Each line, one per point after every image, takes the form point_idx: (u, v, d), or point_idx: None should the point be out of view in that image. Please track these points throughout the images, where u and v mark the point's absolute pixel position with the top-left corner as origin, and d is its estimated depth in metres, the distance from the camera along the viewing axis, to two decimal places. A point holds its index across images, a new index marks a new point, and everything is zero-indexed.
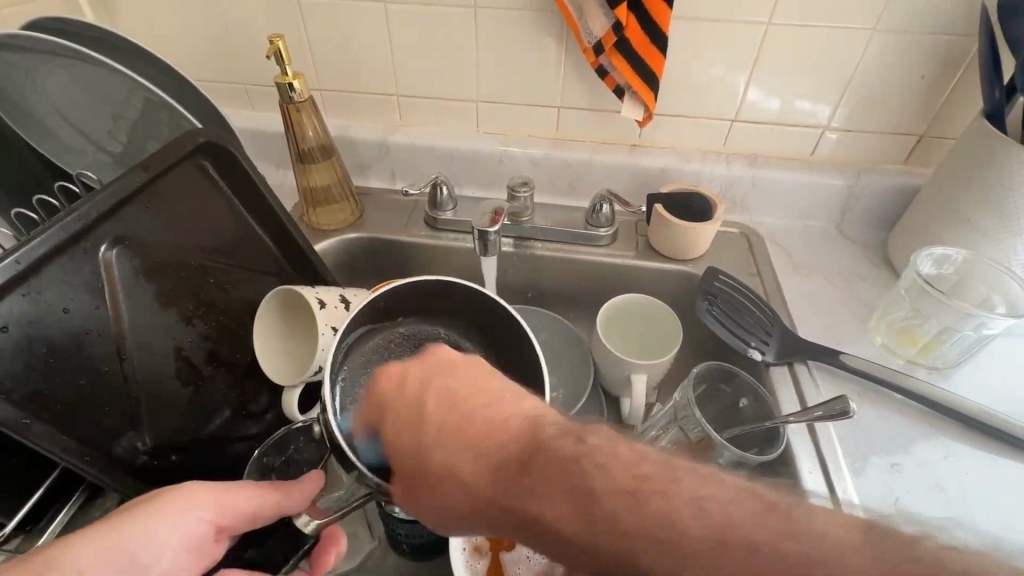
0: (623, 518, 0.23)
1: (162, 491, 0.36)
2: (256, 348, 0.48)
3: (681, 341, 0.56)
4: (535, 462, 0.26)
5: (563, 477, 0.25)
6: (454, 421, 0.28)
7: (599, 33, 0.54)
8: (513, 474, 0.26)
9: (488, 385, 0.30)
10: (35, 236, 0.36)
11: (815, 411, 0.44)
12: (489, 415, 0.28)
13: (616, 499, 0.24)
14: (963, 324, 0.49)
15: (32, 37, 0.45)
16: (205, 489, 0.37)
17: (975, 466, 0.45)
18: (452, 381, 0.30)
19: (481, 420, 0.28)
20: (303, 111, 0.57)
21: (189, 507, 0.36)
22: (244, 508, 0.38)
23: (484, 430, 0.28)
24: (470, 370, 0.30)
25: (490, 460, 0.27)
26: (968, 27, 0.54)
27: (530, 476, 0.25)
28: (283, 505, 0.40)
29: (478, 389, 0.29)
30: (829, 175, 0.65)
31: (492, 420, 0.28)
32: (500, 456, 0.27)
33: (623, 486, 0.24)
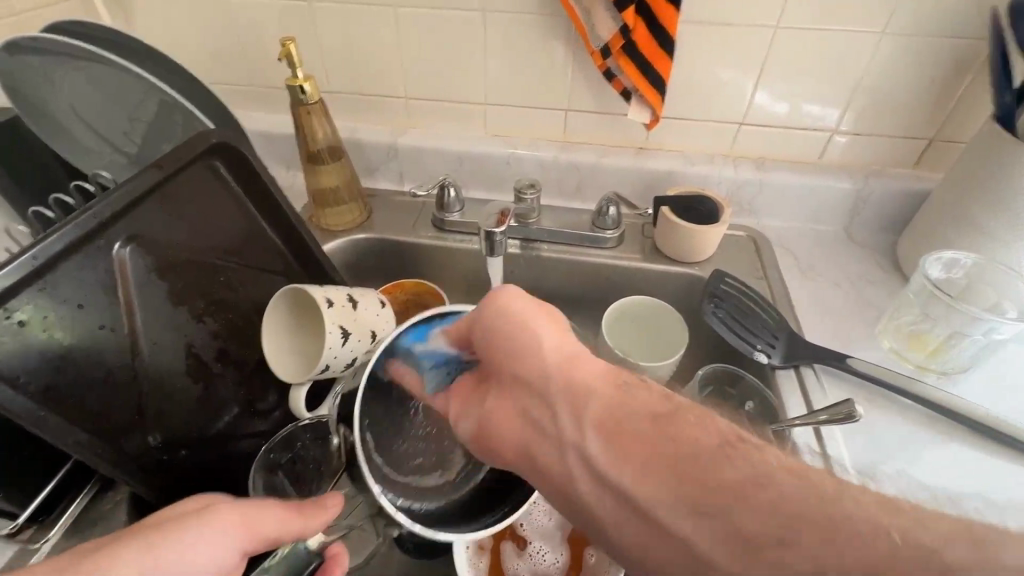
0: (616, 422, 0.30)
1: (196, 505, 0.36)
2: (265, 346, 0.49)
3: (682, 323, 0.58)
4: (576, 373, 0.31)
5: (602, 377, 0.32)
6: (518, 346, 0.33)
7: (606, 37, 0.54)
8: (564, 390, 0.31)
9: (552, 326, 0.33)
10: (51, 233, 0.37)
11: (819, 415, 0.44)
12: (550, 345, 0.32)
13: (635, 418, 0.30)
14: (971, 329, 0.48)
15: (53, 41, 0.46)
16: (230, 507, 0.36)
17: (983, 472, 0.45)
18: (513, 308, 0.34)
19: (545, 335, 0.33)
20: (314, 114, 0.58)
21: (217, 526, 0.35)
22: (271, 529, 0.37)
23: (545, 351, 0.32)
24: (529, 309, 0.34)
25: (541, 387, 0.32)
26: (978, 30, 0.54)
27: (579, 386, 0.31)
28: (305, 528, 0.38)
29: (540, 317, 0.34)
30: (838, 179, 0.65)
31: (549, 352, 0.32)
32: (553, 368, 0.32)
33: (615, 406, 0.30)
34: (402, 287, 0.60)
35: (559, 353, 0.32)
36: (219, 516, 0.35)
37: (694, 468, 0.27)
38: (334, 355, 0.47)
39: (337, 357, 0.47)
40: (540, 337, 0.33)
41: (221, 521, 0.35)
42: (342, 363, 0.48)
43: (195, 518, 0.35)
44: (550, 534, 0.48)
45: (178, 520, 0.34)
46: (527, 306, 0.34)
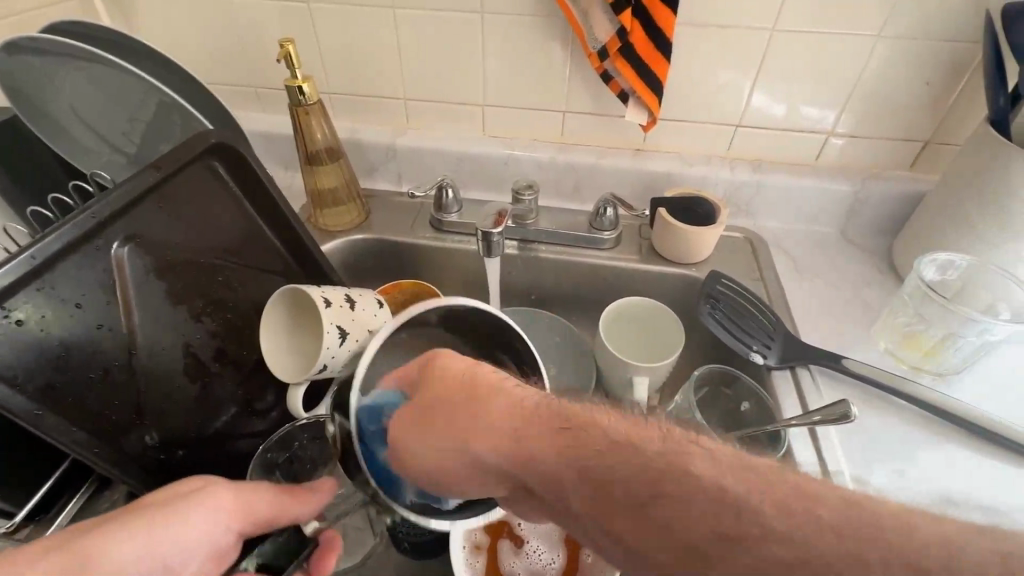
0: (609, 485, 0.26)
1: (195, 485, 0.36)
2: (263, 345, 0.49)
3: (679, 324, 0.58)
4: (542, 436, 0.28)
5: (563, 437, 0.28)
6: (456, 437, 0.30)
7: (604, 39, 0.54)
8: (516, 470, 0.28)
9: (486, 396, 0.30)
10: (49, 233, 0.37)
11: (814, 415, 0.45)
12: (486, 428, 0.29)
13: (632, 482, 0.25)
14: (965, 330, 0.49)
15: (53, 41, 0.46)
16: (226, 486, 0.37)
17: (978, 473, 0.45)
18: (436, 398, 0.32)
19: (481, 414, 0.30)
20: (313, 115, 0.58)
21: (213, 507, 0.35)
22: (264, 513, 0.38)
23: (484, 434, 0.29)
24: (460, 380, 0.31)
25: (507, 459, 0.29)
26: (972, 34, 0.54)
27: (529, 467, 0.28)
28: (297, 513, 0.39)
29: (467, 394, 0.31)
30: (835, 180, 0.65)
31: (490, 436, 0.29)
32: (494, 456, 0.29)
33: (594, 468, 0.26)
34: (400, 287, 0.60)
35: (494, 437, 0.29)
36: (215, 493, 0.36)
37: (698, 538, 0.24)
38: (332, 354, 0.47)
39: (335, 356, 0.47)
40: (482, 420, 0.29)
41: (217, 500, 0.36)
42: (340, 363, 0.48)
43: (190, 496, 0.35)
44: (547, 534, 0.48)
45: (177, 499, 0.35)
46: (453, 380, 0.32)
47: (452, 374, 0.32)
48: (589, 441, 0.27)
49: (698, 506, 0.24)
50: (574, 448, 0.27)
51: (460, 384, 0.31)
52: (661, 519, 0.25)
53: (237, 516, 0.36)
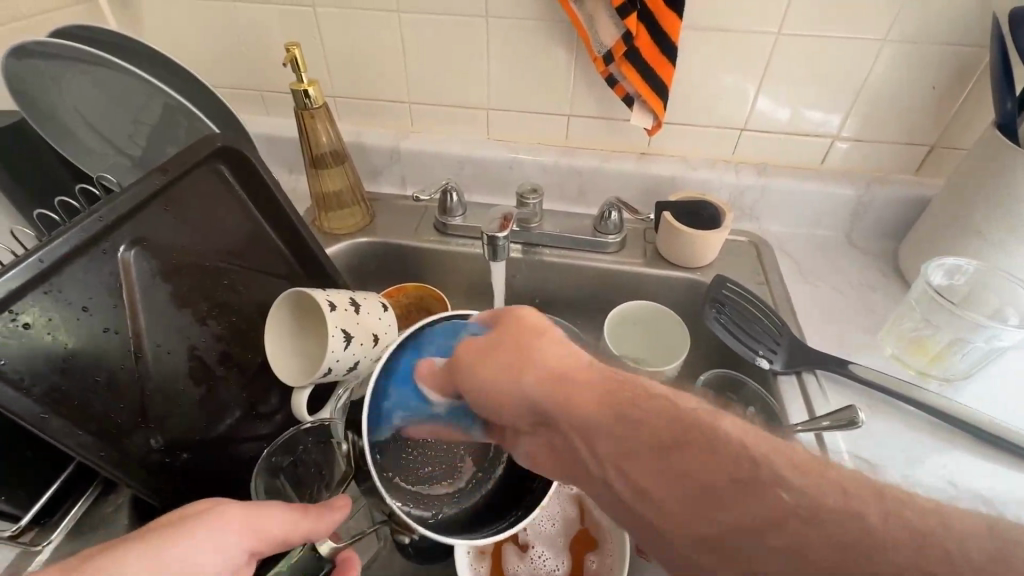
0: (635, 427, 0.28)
1: (195, 508, 0.35)
2: (268, 347, 0.49)
3: (683, 328, 0.58)
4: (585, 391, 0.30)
5: (611, 393, 0.30)
6: (516, 366, 0.32)
7: (609, 43, 0.54)
8: (557, 405, 0.30)
9: (552, 341, 0.33)
10: (57, 237, 0.37)
11: (821, 421, 0.44)
12: (546, 362, 0.31)
13: (660, 432, 0.28)
14: (973, 335, 0.48)
15: (62, 45, 0.47)
16: (234, 506, 0.35)
17: (986, 479, 0.45)
18: (508, 333, 0.33)
19: (545, 352, 0.32)
20: (318, 118, 0.58)
21: (222, 525, 0.34)
22: (277, 530, 0.37)
23: (545, 365, 0.31)
24: (530, 328, 0.34)
25: (554, 400, 0.30)
26: (978, 38, 0.54)
27: (574, 405, 0.30)
28: (312, 530, 0.38)
29: (537, 335, 0.33)
30: (839, 185, 0.65)
31: (549, 368, 0.31)
32: (541, 389, 0.31)
33: (630, 408, 0.29)
34: (404, 290, 0.60)
35: (548, 370, 0.31)
36: (223, 514, 0.35)
37: (707, 480, 0.26)
38: (337, 357, 0.47)
39: (339, 360, 0.47)
40: (535, 363, 0.31)
41: (224, 520, 0.34)
42: (345, 367, 0.48)
43: (196, 519, 0.34)
44: (552, 539, 0.48)
45: (179, 522, 0.33)
46: (525, 324, 0.34)
47: (523, 319, 0.34)
48: (627, 390, 0.30)
49: (710, 456, 0.26)
50: (616, 398, 0.29)
51: (528, 330, 0.34)
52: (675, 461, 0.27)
53: (248, 533, 0.35)
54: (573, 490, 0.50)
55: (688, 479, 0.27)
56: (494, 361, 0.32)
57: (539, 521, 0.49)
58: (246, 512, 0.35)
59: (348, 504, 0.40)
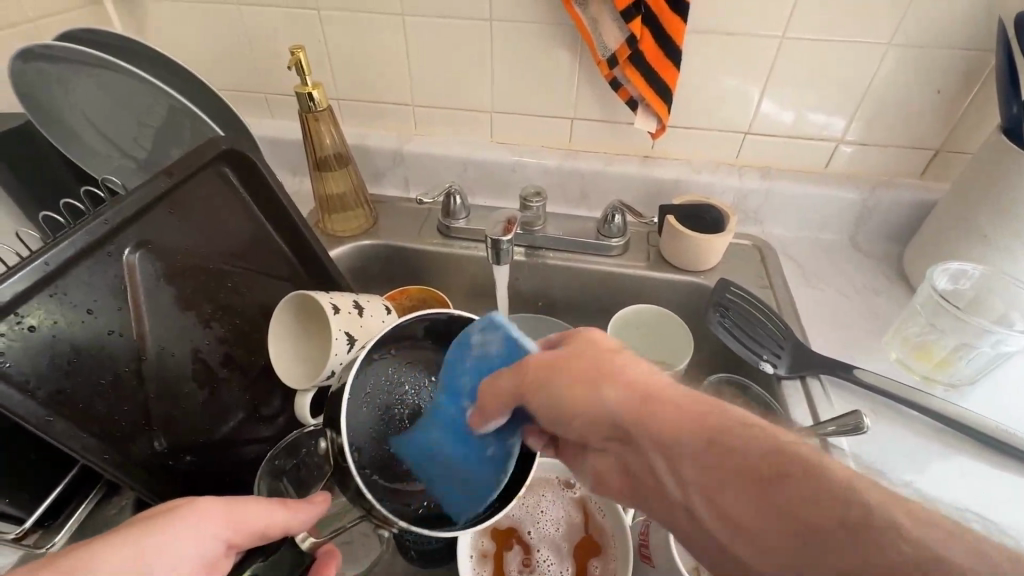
0: (720, 455, 0.27)
1: (172, 504, 0.34)
2: (270, 351, 0.49)
3: (687, 331, 0.58)
4: (667, 408, 0.29)
5: (696, 413, 0.29)
6: (591, 384, 0.31)
7: (613, 46, 0.54)
8: (641, 422, 0.29)
9: (630, 362, 0.32)
10: (62, 240, 0.37)
11: (827, 427, 0.44)
12: (621, 380, 0.31)
13: (757, 459, 0.26)
14: (979, 341, 0.48)
15: (67, 48, 0.47)
16: (212, 499, 0.35)
17: (993, 485, 0.45)
18: (581, 352, 0.33)
19: (625, 373, 0.31)
20: (322, 121, 0.58)
21: (200, 520, 0.34)
22: (256, 523, 0.36)
23: (624, 387, 0.30)
24: (609, 344, 0.33)
25: (639, 414, 0.30)
26: (984, 42, 0.54)
27: (656, 423, 0.29)
28: (290, 523, 0.38)
29: (611, 354, 0.32)
30: (843, 188, 0.65)
31: (629, 392, 0.30)
32: (626, 403, 0.30)
33: (719, 429, 0.28)
34: (407, 293, 0.60)
35: (629, 384, 0.31)
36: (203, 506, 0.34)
37: (807, 518, 0.24)
38: (338, 360, 0.46)
39: (343, 363, 0.47)
40: (616, 376, 0.31)
41: (203, 512, 0.34)
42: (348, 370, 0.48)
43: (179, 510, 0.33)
44: (556, 544, 0.48)
45: (156, 518, 0.33)
46: (595, 344, 0.33)
47: (592, 340, 0.34)
48: (719, 414, 0.28)
49: (817, 493, 0.24)
50: (705, 417, 0.28)
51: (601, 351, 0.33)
52: (756, 478, 0.26)
53: (227, 525, 0.35)
54: (577, 494, 0.49)
55: (778, 513, 0.25)
56: (564, 380, 0.31)
57: (543, 525, 0.49)
58: (224, 504, 0.35)
59: (326, 499, 0.40)
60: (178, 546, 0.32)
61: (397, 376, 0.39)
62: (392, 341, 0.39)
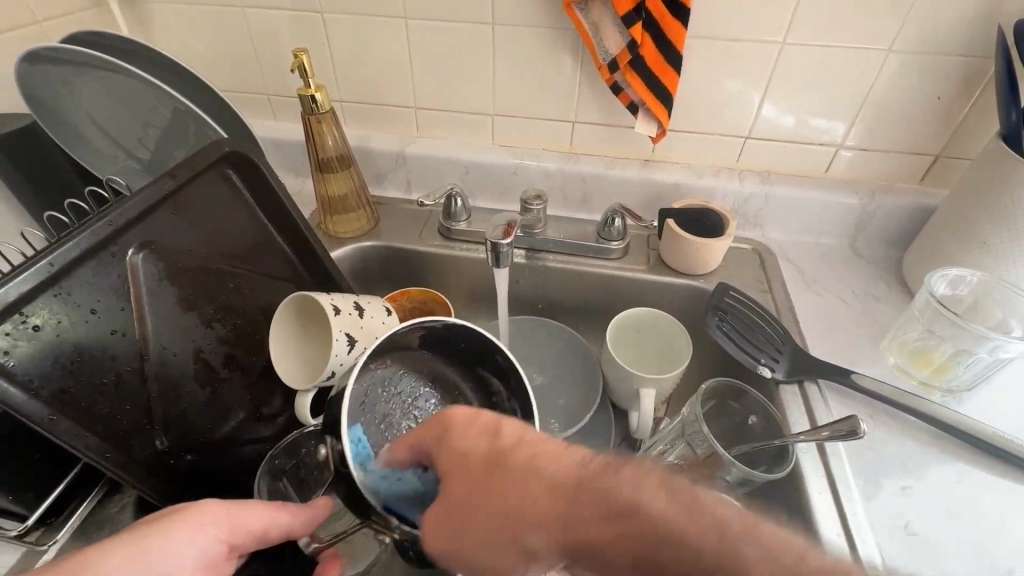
0: (643, 554, 0.25)
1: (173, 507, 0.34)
2: (273, 350, 0.49)
3: (687, 336, 0.57)
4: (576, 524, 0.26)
5: (597, 506, 0.26)
6: (505, 518, 0.28)
7: (614, 51, 0.55)
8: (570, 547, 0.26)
9: (517, 460, 0.29)
10: (67, 239, 0.37)
11: (822, 431, 0.44)
12: (518, 494, 0.28)
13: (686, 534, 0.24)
14: (976, 347, 0.48)
15: (72, 50, 0.47)
16: (210, 503, 0.35)
17: (990, 490, 0.45)
18: (472, 464, 0.30)
19: (519, 467, 0.28)
20: (324, 123, 0.58)
21: (200, 521, 0.34)
22: (254, 525, 0.37)
23: (534, 519, 0.27)
24: (479, 448, 0.30)
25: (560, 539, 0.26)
26: (985, 49, 0.54)
27: (580, 541, 0.26)
28: (290, 525, 0.39)
29: (493, 463, 0.29)
30: (843, 193, 0.65)
31: (540, 510, 0.27)
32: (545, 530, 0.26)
33: (638, 532, 0.25)
34: (408, 294, 0.60)
35: (537, 515, 0.27)
36: (211, 503, 0.35)
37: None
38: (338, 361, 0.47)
39: (343, 363, 0.47)
40: (506, 500, 0.28)
41: (210, 512, 0.35)
42: (348, 371, 0.48)
43: (188, 507, 0.35)
44: None
45: (153, 521, 0.33)
46: (474, 459, 0.30)
47: (471, 443, 0.30)
48: (618, 494, 0.26)
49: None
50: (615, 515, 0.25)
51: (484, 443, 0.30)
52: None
53: (226, 528, 0.35)
54: None
55: None
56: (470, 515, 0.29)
57: None
58: (223, 505, 0.35)
59: (329, 502, 0.41)
60: (177, 547, 0.33)
61: (392, 385, 0.40)
62: (388, 350, 0.40)
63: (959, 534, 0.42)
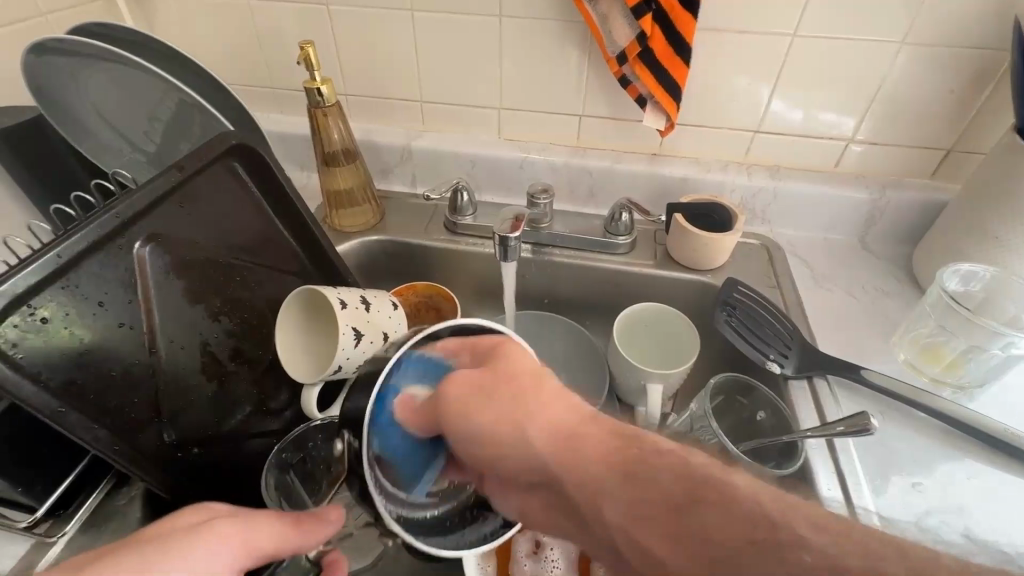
0: (634, 471, 0.28)
1: (174, 528, 0.32)
2: (279, 347, 0.49)
3: (696, 333, 0.57)
4: (582, 444, 0.29)
5: (614, 438, 0.30)
6: (518, 415, 0.31)
7: (623, 44, 0.54)
8: (566, 455, 0.29)
9: (553, 383, 0.32)
10: (74, 232, 0.37)
11: (835, 427, 0.44)
12: (548, 407, 0.31)
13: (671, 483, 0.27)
14: (989, 343, 0.48)
15: (81, 42, 0.47)
16: (222, 521, 0.33)
17: (1000, 488, 0.44)
18: (490, 423, 0.31)
19: (556, 389, 0.32)
20: (330, 116, 0.58)
21: (210, 542, 0.32)
22: (267, 545, 0.34)
23: (550, 419, 0.31)
24: (527, 368, 0.33)
25: (564, 445, 0.30)
26: (1001, 41, 0.53)
27: (576, 458, 0.29)
28: (302, 544, 0.36)
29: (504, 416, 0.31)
30: (854, 188, 0.65)
31: (554, 415, 0.31)
32: (544, 436, 0.30)
33: (623, 456, 0.29)
34: (414, 289, 0.60)
35: (550, 424, 0.30)
36: (218, 522, 0.33)
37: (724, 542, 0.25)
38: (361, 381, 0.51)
39: (349, 358, 0.47)
40: (531, 407, 0.31)
41: (219, 530, 0.33)
42: (355, 365, 0.48)
43: (192, 527, 0.32)
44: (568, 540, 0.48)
45: (161, 544, 0.31)
46: (519, 364, 0.33)
47: (493, 405, 0.31)
48: (634, 445, 0.29)
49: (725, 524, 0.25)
50: (624, 447, 0.29)
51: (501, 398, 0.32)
52: (704, 525, 0.26)
53: (238, 550, 0.33)
54: None
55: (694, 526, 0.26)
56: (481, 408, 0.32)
57: None
58: (234, 524, 0.33)
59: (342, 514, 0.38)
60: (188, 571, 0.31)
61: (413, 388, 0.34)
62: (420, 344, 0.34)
63: (969, 531, 0.42)
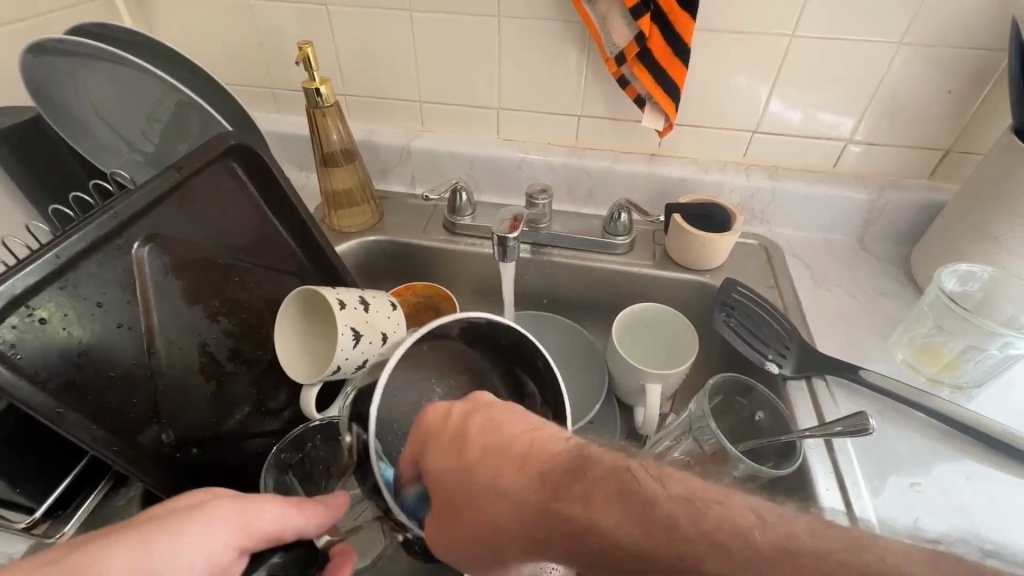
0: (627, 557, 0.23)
1: (174, 510, 0.33)
2: (277, 347, 0.49)
3: (695, 333, 0.57)
4: (550, 534, 0.25)
5: (563, 519, 0.24)
6: (480, 518, 0.27)
7: (622, 44, 0.54)
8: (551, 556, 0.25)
9: (484, 465, 0.28)
10: (72, 232, 0.37)
11: (833, 427, 0.44)
12: (493, 497, 0.27)
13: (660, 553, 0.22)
14: (987, 344, 0.48)
15: (81, 44, 0.47)
16: (224, 500, 0.34)
17: (999, 488, 0.45)
18: (469, 524, 0.28)
19: (490, 470, 0.27)
20: (329, 116, 0.58)
21: (209, 521, 0.33)
22: (268, 526, 0.34)
23: (504, 515, 0.26)
24: (454, 450, 0.29)
25: (536, 540, 0.25)
26: (998, 42, 0.53)
27: (559, 555, 0.25)
28: (304, 528, 0.36)
29: (468, 491, 0.28)
30: (852, 188, 0.65)
31: (506, 509, 0.26)
32: (517, 531, 0.26)
33: (589, 542, 0.23)
34: (413, 289, 0.60)
35: (513, 518, 0.26)
36: (219, 502, 0.34)
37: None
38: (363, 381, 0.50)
39: (348, 358, 0.47)
40: (483, 500, 0.27)
41: (220, 506, 0.33)
42: (354, 365, 0.48)
43: (195, 505, 0.34)
44: None
45: (162, 521, 0.32)
46: (449, 460, 0.29)
47: (463, 510, 0.28)
48: (589, 523, 0.23)
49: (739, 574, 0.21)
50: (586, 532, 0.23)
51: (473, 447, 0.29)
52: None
53: (237, 528, 0.33)
54: None
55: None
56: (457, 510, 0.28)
57: None
58: (235, 503, 0.34)
59: (346, 501, 0.40)
60: (185, 547, 0.32)
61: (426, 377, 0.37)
62: (427, 337, 0.37)
63: (967, 530, 0.42)
